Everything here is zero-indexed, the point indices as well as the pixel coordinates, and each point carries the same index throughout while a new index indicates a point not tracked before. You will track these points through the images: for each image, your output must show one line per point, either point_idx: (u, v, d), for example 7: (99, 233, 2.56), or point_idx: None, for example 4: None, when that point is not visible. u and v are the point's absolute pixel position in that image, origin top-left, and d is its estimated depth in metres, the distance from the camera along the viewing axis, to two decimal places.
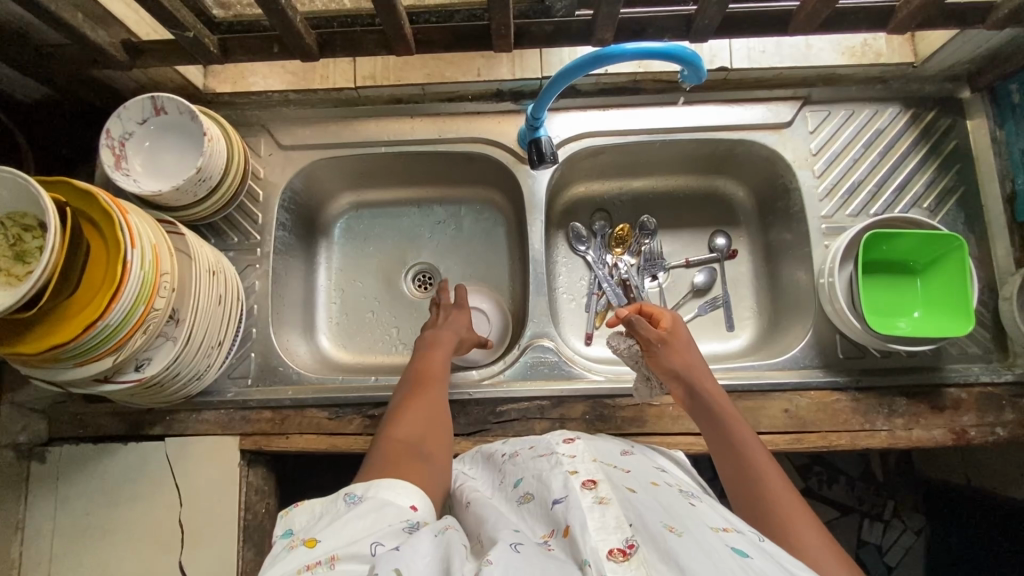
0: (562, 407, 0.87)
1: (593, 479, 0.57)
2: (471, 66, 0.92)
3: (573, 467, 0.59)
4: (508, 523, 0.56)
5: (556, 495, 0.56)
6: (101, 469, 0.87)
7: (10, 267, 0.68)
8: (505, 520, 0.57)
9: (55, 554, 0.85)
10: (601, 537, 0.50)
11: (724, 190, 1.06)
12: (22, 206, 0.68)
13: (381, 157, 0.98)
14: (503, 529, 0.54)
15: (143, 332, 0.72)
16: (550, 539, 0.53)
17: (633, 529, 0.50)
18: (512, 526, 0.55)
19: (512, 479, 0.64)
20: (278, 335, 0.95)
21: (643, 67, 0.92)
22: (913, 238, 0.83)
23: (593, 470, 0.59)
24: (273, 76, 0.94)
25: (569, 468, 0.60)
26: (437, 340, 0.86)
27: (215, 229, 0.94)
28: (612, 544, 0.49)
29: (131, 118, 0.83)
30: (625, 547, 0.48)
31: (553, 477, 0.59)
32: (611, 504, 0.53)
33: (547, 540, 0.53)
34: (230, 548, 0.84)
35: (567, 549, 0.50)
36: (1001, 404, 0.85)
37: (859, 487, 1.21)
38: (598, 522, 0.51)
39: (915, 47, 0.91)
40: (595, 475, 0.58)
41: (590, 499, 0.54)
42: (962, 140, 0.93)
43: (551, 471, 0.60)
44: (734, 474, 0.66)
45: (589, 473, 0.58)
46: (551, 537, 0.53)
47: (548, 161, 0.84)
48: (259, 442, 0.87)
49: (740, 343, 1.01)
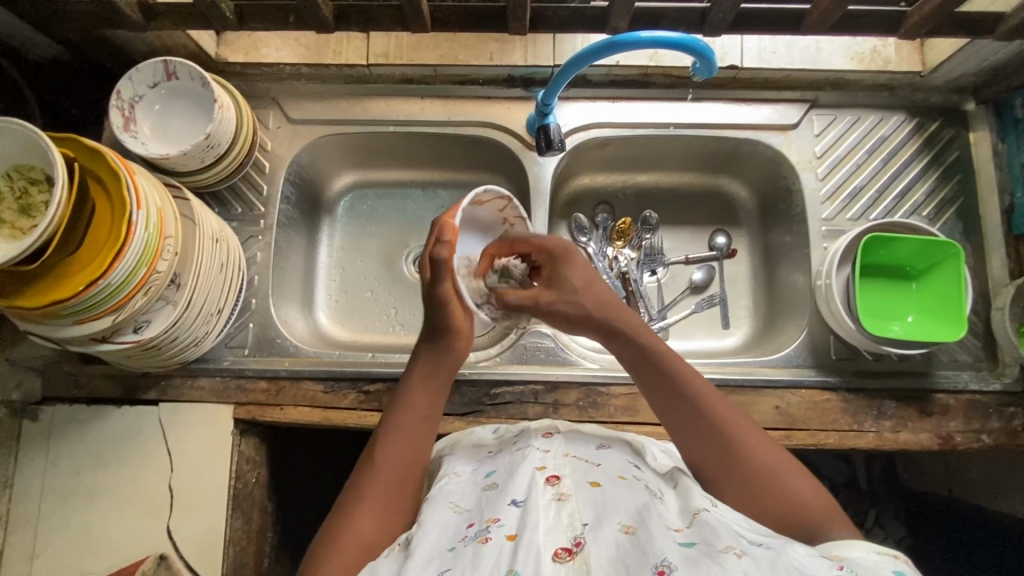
0: (556, 392, 0.87)
1: (557, 474, 0.59)
2: (484, 50, 0.93)
3: (542, 463, 0.61)
4: (442, 542, 0.55)
5: (516, 495, 0.56)
6: (92, 430, 0.87)
7: (15, 220, 0.68)
8: (456, 518, 0.58)
9: (43, 513, 0.85)
10: (548, 537, 0.51)
11: (727, 189, 1.07)
12: (31, 160, 0.68)
13: (388, 136, 0.99)
14: (434, 552, 0.53)
15: (144, 294, 0.72)
16: (491, 527, 0.54)
17: (583, 528, 0.52)
18: (443, 546, 0.54)
19: (485, 467, 0.65)
20: (276, 307, 0.95)
21: (655, 60, 0.93)
22: (910, 242, 0.84)
23: (560, 465, 0.61)
24: (287, 49, 0.93)
25: (539, 464, 0.61)
26: (408, 415, 0.66)
27: (220, 198, 0.94)
28: (559, 544, 0.51)
29: (142, 81, 0.83)
30: (571, 546, 0.51)
31: (520, 470, 0.60)
32: (568, 501, 0.55)
33: (487, 527, 0.54)
34: (217, 515, 0.85)
35: (507, 552, 0.51)
36: (988, 412, 0.86)
37: (842, 493, 1.23)
38: (550, 522, 0.53)
39: (923, 56, 0.92)
40: (560, 470, 0.60)
41: (549, 496, 0.56)
42: (964, 152, 0.94)
43: (520, 464, 0.61)
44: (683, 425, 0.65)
45: (556, 469, 0.60)
46: (494, 527, 0.54)
47: (556, 148, 0.86)
48: (252, 411, 0.88)
49: (735, 341, 1.02)
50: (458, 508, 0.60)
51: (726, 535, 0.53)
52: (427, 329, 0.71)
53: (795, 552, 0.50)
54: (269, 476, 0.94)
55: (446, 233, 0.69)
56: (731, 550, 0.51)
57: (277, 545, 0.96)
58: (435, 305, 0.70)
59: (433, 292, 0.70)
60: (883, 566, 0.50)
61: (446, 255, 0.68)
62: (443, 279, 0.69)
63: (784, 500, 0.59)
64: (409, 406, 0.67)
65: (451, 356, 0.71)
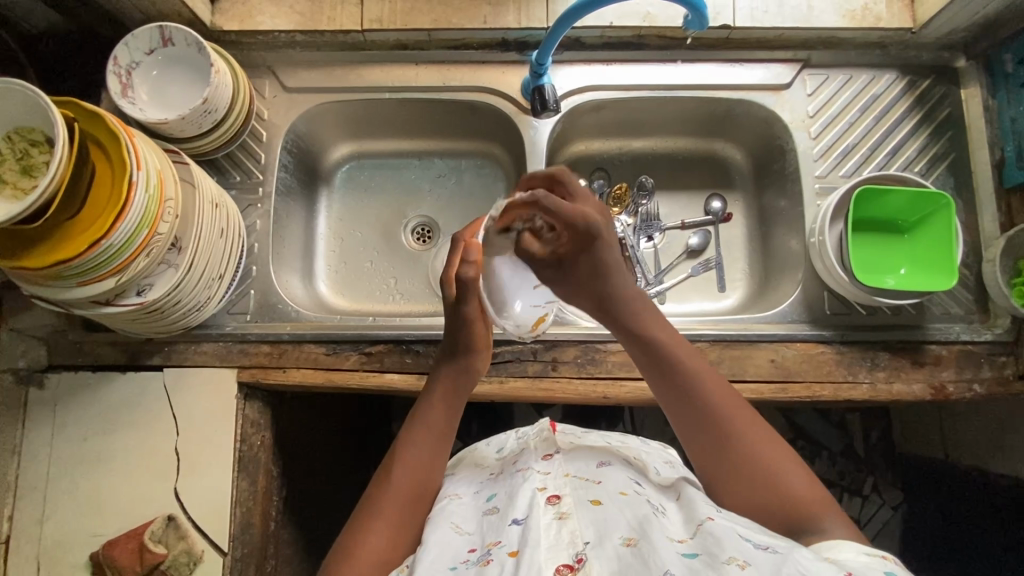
0: (555, 350, 0.89)
1: (558, 494, 0.59)
2: (477, 13, 0.93)
3: (542, 483, 0.61)
4: (443, 560, 0.55)
5: (517, 515, 0.56)
6: (98, 397, 0.88)
7: (17, 180, 0.69)
8: (459, 539, 0.58)
9: (51, 477, 0.87)
10: (550, 555, 0.51)
11: (722, 154, 1.08)
12: (31, 121, 0.69)
13: (385, 103, 0.99)
14: (435, 571, 0.53)
15: (146, 256, 0.73)
16: (492, 550, 0.54)
17: (585, 545, 0.52)
18: (445, 565, 0.54)
19: (488, 491, 0.65)
20: (277, 273, 0.96)
21: (649, 21, 0.92)
22: (904, 194, 0.85)
23: (560, 485, 0.60)
24: (281, 16, 0.93)
25: (539, 484, 0.61)
26: (422, 431, 0.68)
27: (217, 166, 0.95)
28: (560, 561, 0.50)
29: (138, 47, 0.84)
30: (572, 563, 0.50)
31: (520, 492, 0.60)
32: (568, 519, 0.55)
33: (489, 549, 0.54)
34: (224, 477, 0.86)
35: (508, 569, 0.50)
36: (979, 362, 0.87)
37: (840, 462, 1.28)
38: (551, 540, 0.52)
39: (914, 12, 0.92)
40: (560, 490, 0.60)
41: (550, 516, 0.55)
42: (955, 109, 0.95)
43: (520, 486, 0.61)
44: (680, 412, 0.64)
45: (556, 488, 0.60)
46: (495, 548, 0.54)
47: (551, 109, 0.88)
48: (256, 374, 0.89)
49: (730, 303, 1.03)
50: (460, 528, 0.60)
51: (731, 544, 0.50)
52: (448, 347, 0.72)
53: (802, 556, 0.48)
54: (276, 442, 0.96)
55: (472, 253, 0.68)
56: (735, 560, 0.48)
57: (286, 509, 0.98)
58: (460, 324, 0.71)
59: (458, 311, 0.70)
60: (875, 567, 0.49)
61: (473, 276, 0.67)
62: (468, 299, 0.69)
63: (771, 491, 0.59)
64: (426, 424, 0.69)
65: (472, 375, 0.72)
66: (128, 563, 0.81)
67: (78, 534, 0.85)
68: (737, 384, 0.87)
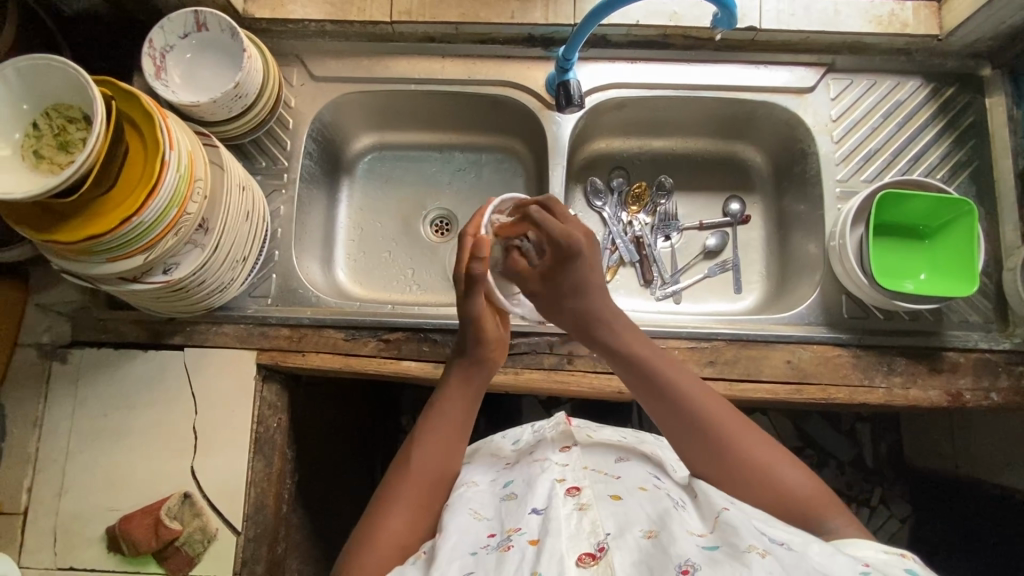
0: (571, 344, 0.89)
1: (578, 485, 0.59)
2: (505, 9, 0.94)
3: (562, 474, 0.61)
4: (463, 546, 0.55)
5: (536, 505, 0.57)
6: (119, 374, 0.90)
7: (53, 155, 0.70)
8: (477, 524, 0.59)
9: (70, 451, 0.88)
10: (571, 544, 0.51)
11: (742, 156, 1.08)
12: (71, 98, 0.71)
13: (409, 95, 1.01)
14: (456, 557, 0.54)
15: (175, 235, 0.74)
16: (512, 536, 0.54)
17: (606, 535, 0.52)
18: (465, 550, 0.55)
19: (504, 479, 0.65)
20: (298, 259, 0.97)
21: (676, 21, 0.93)
22: (926, 200, 0.85)
23: (580, 476, 0.60)
24: (312, 5, 0.95)
25: (558, 475, 0.61)
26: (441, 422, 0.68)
27: (244, 151, 0.96)
28: (582, 549, 0.51)
29: (173, 31, 0.86)
30: (594, 552, 0.51)
31: (539, 482, 0.60)
32: (589, 509, 0.55)
33: (509, 536, 0.55)
34: (240, 457, 0.87)
35: (530, 557, 0.51)
36: (997, 370, 0.87)
37: (849, 471, 1.28)
38: (571, 529, 0.53)
39: (940, 20, 0.92)
40: (580, 481, 0.59)
41: (570, 506, 0.55)
42: (979, 117, 0.95)
43: (539, 476, 0.61)
44: (685, 429, 0.65)
45: (575, 479, 0.60)
46: (515, 535, 0.54)
47: (575, 104, 0.87)
48: (275, 356, 0.90)
49: (746, 305, 1.03)
50: (479, 515, 0.60)
51: (749, 533, 0.51)
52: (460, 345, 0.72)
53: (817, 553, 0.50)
54: (292, 426, 0.97)
55: (481, 249, 0.68)
56: (755, 548, 0.49)
57: (298, 493, 0.98)
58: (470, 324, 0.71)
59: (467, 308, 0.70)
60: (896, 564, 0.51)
61: (482, 272, 0.68)
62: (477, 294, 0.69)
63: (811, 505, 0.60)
64: (442, 413, 0.69)
65: (484, 370, 0.72)
66: (144, 538, 0.83)
67: (96, 508, 0.86)
68: (752, 384, 0.87)
